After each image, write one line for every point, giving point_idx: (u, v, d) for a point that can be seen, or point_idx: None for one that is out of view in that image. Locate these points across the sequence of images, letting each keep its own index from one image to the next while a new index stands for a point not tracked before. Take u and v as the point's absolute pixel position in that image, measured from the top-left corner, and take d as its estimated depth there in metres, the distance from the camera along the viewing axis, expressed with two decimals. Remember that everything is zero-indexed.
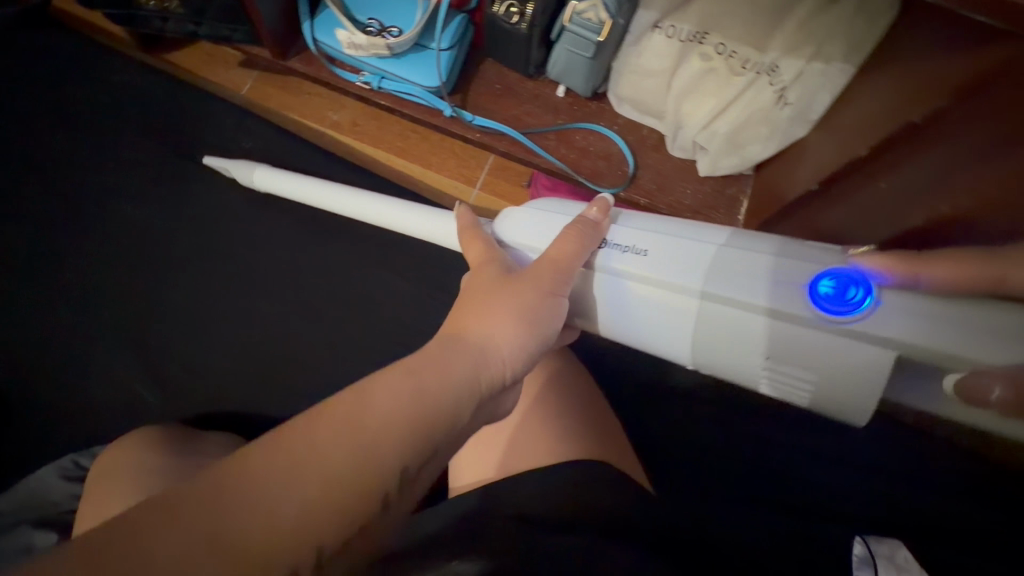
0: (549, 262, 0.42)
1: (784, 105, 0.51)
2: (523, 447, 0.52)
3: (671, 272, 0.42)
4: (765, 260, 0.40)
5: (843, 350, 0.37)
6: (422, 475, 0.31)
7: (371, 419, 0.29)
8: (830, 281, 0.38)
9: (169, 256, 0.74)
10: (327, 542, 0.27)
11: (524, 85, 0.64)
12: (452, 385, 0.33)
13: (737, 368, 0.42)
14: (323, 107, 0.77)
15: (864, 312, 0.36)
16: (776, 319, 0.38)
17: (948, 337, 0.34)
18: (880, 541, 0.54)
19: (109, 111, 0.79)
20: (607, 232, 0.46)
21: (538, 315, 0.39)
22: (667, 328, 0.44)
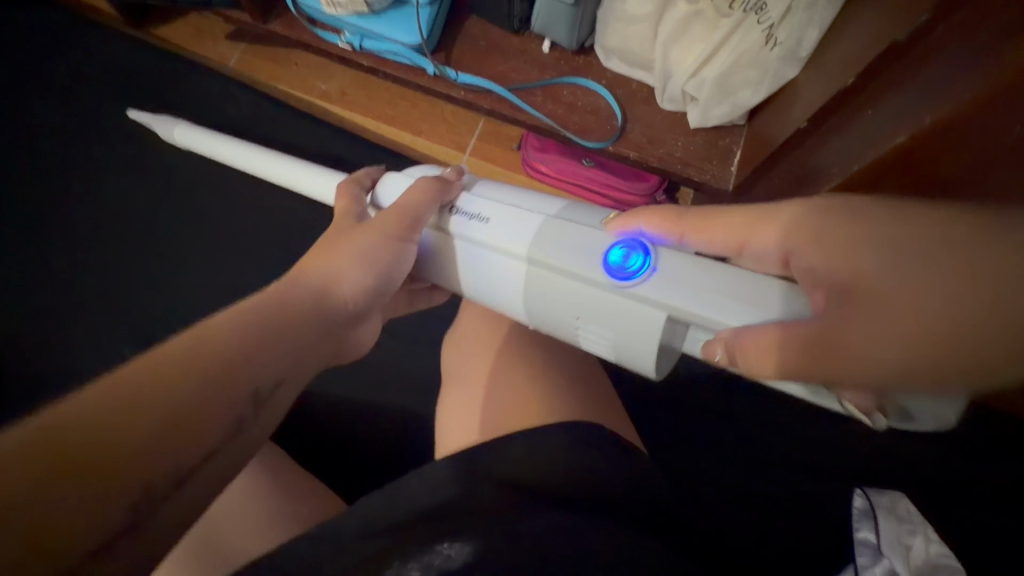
0: (398, 209, 0.42)
1: (774, 45, 0.49)
2: (512, 404, 0.50)
3: (505, 239, 0.41)
4: (582, 230, 0.39)
5: (631, 314, 0.37)
6: (273, 400, 0.33)
7: (211, 346, 0.31)
8: (619, 249, 0.38)
9: (161, 227, 0.75)
10: (177, 461, 0.28)
11: (509, 42, 0.63)
12: (299, 317, 0.36)
13: (555, 329, 0.42)
14: (312, 78, 0.76)
15: (641, 278, 0.37)
16: (580, 286, 0.39)
17: (686, 299, 0.35)
18: (880, 493, 0.54)
19: (98, 84, 0.79)
20: (456, 196, 0.45)
21: (382, 258, 0.41)
22: (494, 290, 0.43)
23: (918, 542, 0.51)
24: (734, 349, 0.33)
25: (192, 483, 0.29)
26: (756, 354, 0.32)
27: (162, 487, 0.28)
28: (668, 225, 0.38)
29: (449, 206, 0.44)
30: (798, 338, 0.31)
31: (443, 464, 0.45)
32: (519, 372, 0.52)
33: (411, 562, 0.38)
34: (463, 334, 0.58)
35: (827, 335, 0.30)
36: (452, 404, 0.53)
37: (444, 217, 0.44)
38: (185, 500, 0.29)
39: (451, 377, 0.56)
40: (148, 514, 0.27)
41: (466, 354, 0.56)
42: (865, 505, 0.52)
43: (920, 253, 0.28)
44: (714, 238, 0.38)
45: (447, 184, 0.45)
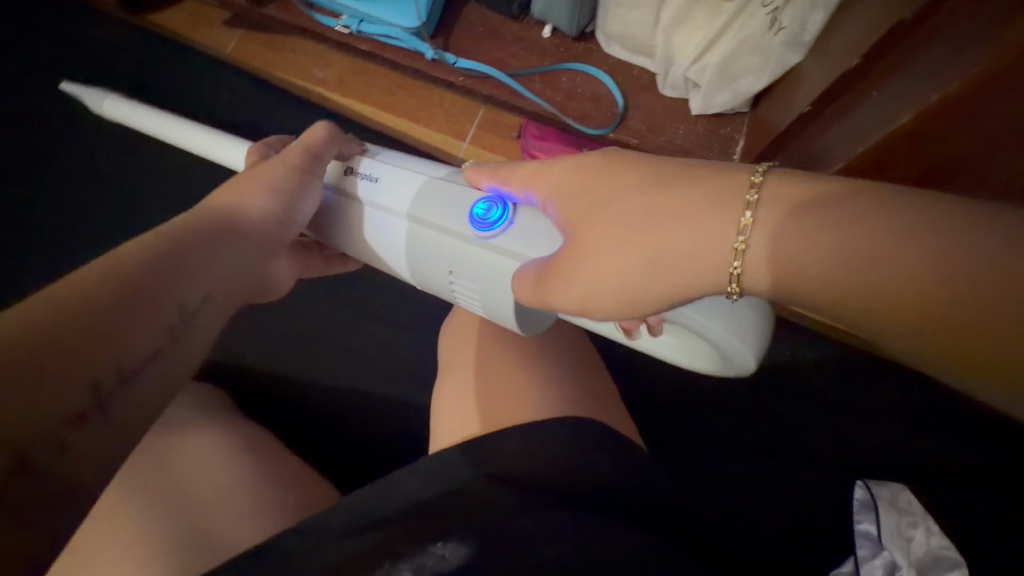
0: (300, 147, 0.42)
1: (778, 29, 0.48)
2: (509, 394, 0.49)
3: (387, 198, 0.41)
4: (456, 188, 0.40)
5: (495, 265, 0.37)
6: (205, 319, 0.33)
7: (119, 259, 0.30)
8: (483, 204, 0.38)
9: (149, 213, 0.73)
10: (96, 372, 0.27)
11: (508, 28, 0.63)
12: (202, 241, 0.34)
13: (434, 285, 0.42)
14: (309, 65, 0.75)
15: (499, 230, 0.37)
16: (450, 238, 0.39)
17: (519, 243, 0.36)
18: (881, 484, 0.53)
19: (91, 68, 0.78)
20: (354, 160, 0.44)
21: (292, 190, 0.40)
22: (377, 249, 0.43)
23: (920, 534, 0.51)
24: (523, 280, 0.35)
25: (140, 382, 0.29)
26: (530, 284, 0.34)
27: (82, 401, 0.26)
28: (534, 173, 0.37)
29: (350, 167, 0.44)
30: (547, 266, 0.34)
31: (446, 455, 0.43)
32: (514, 362, 0.51)
33: (402, 562, 0.38)
34: (457, 323, 0.57)
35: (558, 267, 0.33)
36: (446, 396, 0.52)
37: (341, 179, 0.44)
38: (113, 411, 0.28)
39: (445, 366, 0.55)
40: (64, 433, 0.26)
41: (459, 342, 0.55)
42: (865, 498, 0.53)
43: (690, 204, 0.29)
44: (579, 187, 0.34)
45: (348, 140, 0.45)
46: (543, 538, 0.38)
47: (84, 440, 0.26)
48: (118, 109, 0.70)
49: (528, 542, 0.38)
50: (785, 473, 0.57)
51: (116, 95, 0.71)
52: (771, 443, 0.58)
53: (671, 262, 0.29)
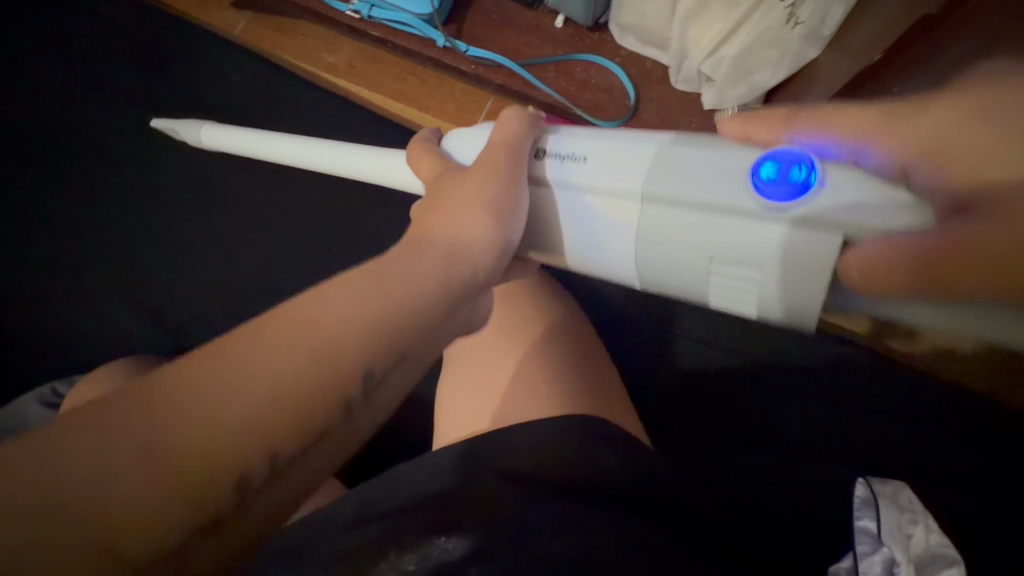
0: (502, 143, 0.38)
1: (796, 24, 0.47)
2: (516, 384, 0.49)
3: (617, 176, 0.37)
4: (719, 155, 0.34)
5: (801, 243, 0.31)
6: (409, 358, 0.31)
7: (323, 319, 0.28)
8: (773, 162, 0.32)
9: (169, 192, 0.75)
10: (281, 447, 0.26)
11: (522, 16, 0.63)
12: (396, 297, 0.30)
13: (682, 284, 0.36)
14: (318, 49, 0.73)
15: (807, 194, 0.31)
16: (727, 217, 0.33)
17: (853, 209, 0.30)
18: (883, 482, 0.54)
19: (110, 45, 0.79)
20: (545, 140, 0.40)
21: (504, 210, 0.36)
22: (608, 236, 0.38)
23: (919, 532, 0.51)
24: (874, 264, 0.29)
25: (293, 471, 0.27)
26: (867, 269, 0.29)
27: (261, 475, 0.26)
28: (841, 112, 0.34)
29: (539, 149, 0.40)
30: (947, 243, 0.27)
31: (449, 452, 0.44)
32: (524, 353, 0.51)
33: (407, 555, 0.37)
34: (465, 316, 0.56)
35: (969, 240, 0.27)
36: (450, 389, 0.52)
37: (533, 165, 0.40)
38: (285, 484, 0.27)
39: (451, 357, 0.54)
40: (246, 502, 0.26)
41: (468, 333, 0.54)
42: (866, 495, 0.53)
43: (963, 146, 0.30)
44: (910, 133, 0.32)
45: (540, 120, 0.41)
46: (541, 532, 0.38)
47: (241, 523, 0.26)
48: (214, 135, 0.66)
49: (521, 533, 0.38)
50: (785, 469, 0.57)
51: (213, 125, 0.68)
52: (773, 436, 0.59)
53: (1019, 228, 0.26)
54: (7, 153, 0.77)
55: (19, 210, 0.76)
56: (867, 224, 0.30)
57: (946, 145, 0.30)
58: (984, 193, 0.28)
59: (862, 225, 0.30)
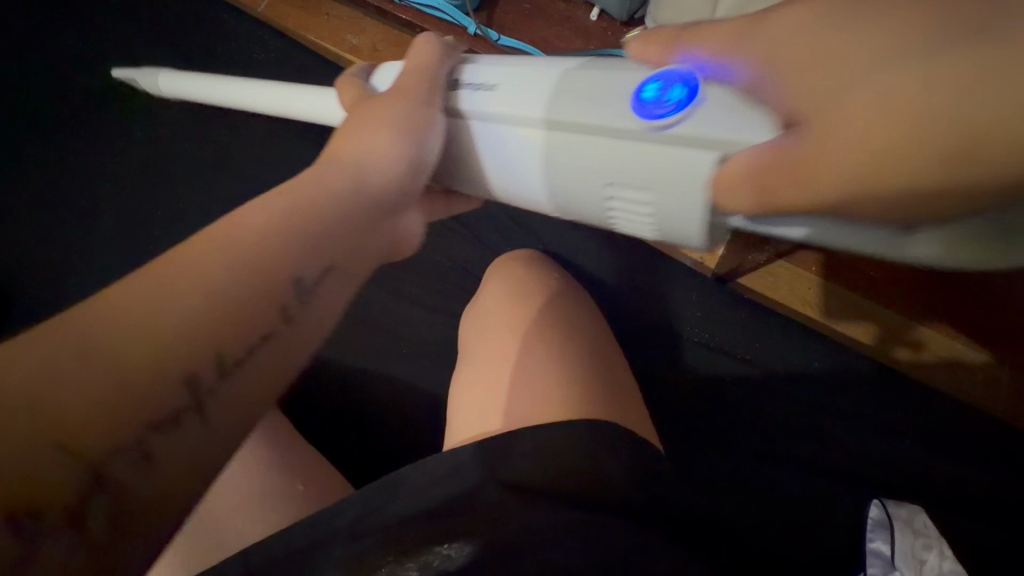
0: (413, 73, 0.41)
1: None
2: (527, 385, 0.48)
3: (515, 101, 0.37)
4: (614, 70, 0.34)
5: (679, 159, 0.31)
6: (344, 272, 0.34)
7: (244, 234, 0.31)
8: (658, 81, 0.32)
9: (187, 169, 0.75)
10: (227, 344, 0.29)
11: (553, 6, 0.62)
12: (320, 208, 0.33)
13: (590, 211, 0.37)
14: (342, 30, 0.71)
15: (683, 110, 0.31)
16: (609, 140, 0.33)
17: (723, 124, 0.29)
18: (898, 504, 0.53)
19: (141, 19, 0.79)
20: (462, 73, 0.41)
21: (418, 129, 0.38)
22: (513, 167, 0.38)
23: (933, 557, 0.50)
24: (739, 179, 0.28)
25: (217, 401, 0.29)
26: (738, 186, 0.28)
27: (155, 419, 0.26)
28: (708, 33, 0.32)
29: (455, 79, 0.41)
30: (796, 155, 0.26)
31: (451, 455, 0.42)
32: (540, 353, 0.50)
33: (410, 561, 0.38)
34: (479, 315, 0.55)
35: (809, 155, 0.25)
36: (464, 388, 0.51)
37: (450, 98, 0.40)
38: (229, 394, 0.29)
39: (466, 353, 0.53)
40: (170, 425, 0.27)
41: (483, 331, 0.53)
42: (881, 517, 0.52)
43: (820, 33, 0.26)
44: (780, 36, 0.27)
45: (454, 50, 0.43)
46: (552, 534, 0.39)
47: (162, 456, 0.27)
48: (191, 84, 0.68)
49: (521, 546, 0.39)
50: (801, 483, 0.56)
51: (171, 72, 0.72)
52: (783, 448, 0.58)
53: (860, 138, 0.24)
54: (37, 122, 0.79)
55: (48, 185, 0.77)
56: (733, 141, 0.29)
57: (802, 48, 0.26)
58: (811, 105, 0.26)
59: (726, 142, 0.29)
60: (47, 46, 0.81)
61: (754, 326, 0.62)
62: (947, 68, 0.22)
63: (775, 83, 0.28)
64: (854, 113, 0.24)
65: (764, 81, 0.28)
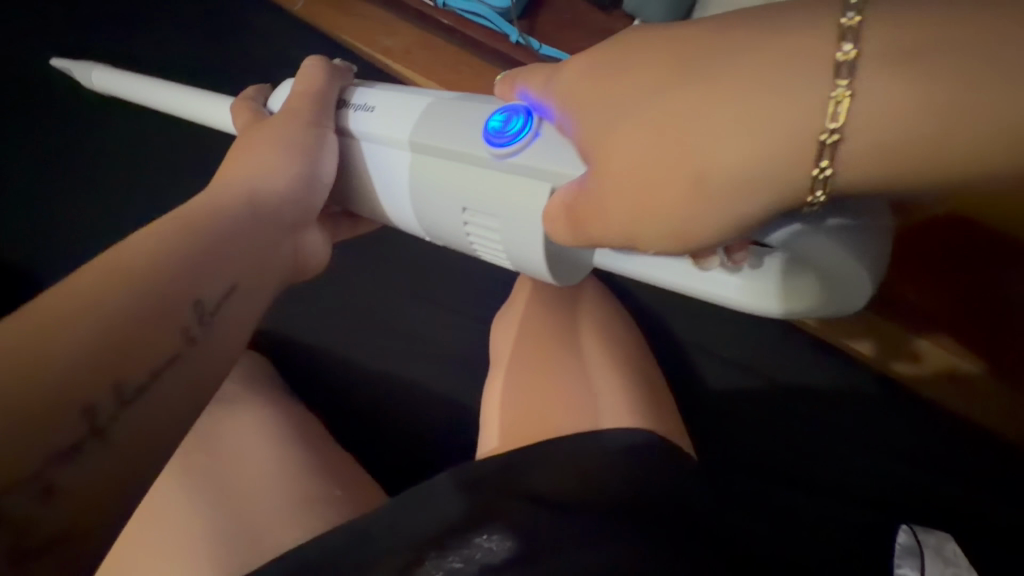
0: (309, 98, 0.44)
1: None
2: (559, 395, 0.48)
3: (390, 127, 0.42)
4: (468, 106, 0.40)
5: (515, 188, 0.37)
6: (250, 289, 0.36)
7: (130, 262, 0.31)
8: (501, 115, 0.38)
9: (208, 164, 0.75)
10: (123, 374, 0.29)
11: (594, 17, 0.62)
12: (218, 226, 0.36)
13: (451, 236, 0.42)
14: (375, 32, 0.71)
15: (522, 142, 0.37)
16: (470, 167, 0.39)
17: (547, 157, 0.36)
18: (928, 531, 0.51)
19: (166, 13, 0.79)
20: (350, 94, 0.46)
21: (312, 153, 0.42)
22: (390, 188, 0.43)
23: None
24: (558, 211, 0.34)
25: (137, 412, 0.29)
26: (560, 218, 0.35)
27: (81, 434, 0.27)
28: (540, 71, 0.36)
29: (344, 100, 0.46)
30: (580, 198, 0.33)
31: (445, 478, 0.41)
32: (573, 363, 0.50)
33: (451, 555, 0.37)
34: (502, 323, 0.55)
35: (589, 198, 0.32)
36: (490, 399, 0.50)
37: (339, 117, 0.45)
38: (128, 423, 0.29)
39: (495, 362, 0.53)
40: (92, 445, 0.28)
41: (509, 341, 0.53)
42: (909, 542, 0.50)
43: (603, 81, 0.31)
44: (574, 82, 0.33)
45: (343, 73, 0.47)
46: (572, 543, 0.36)
47: (84, 475, 0.27)
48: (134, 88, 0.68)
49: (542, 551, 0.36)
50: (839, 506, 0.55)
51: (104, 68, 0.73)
52: (807, 470, 0.57)
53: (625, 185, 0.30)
54: (50, 110, 0.77)
55: (71, 173, 0.75)
56: (547, 174, 0.36)
57: (587, 95, 0.32)
58: (590, 148, 0.32)
59: (545, 175, 0.36)
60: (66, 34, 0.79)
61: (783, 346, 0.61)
62: (658, 118, 0.28)
63: (569, 118, 0.33)
64: (617, 165, 0.30)
65: (567, 120, 0.34)
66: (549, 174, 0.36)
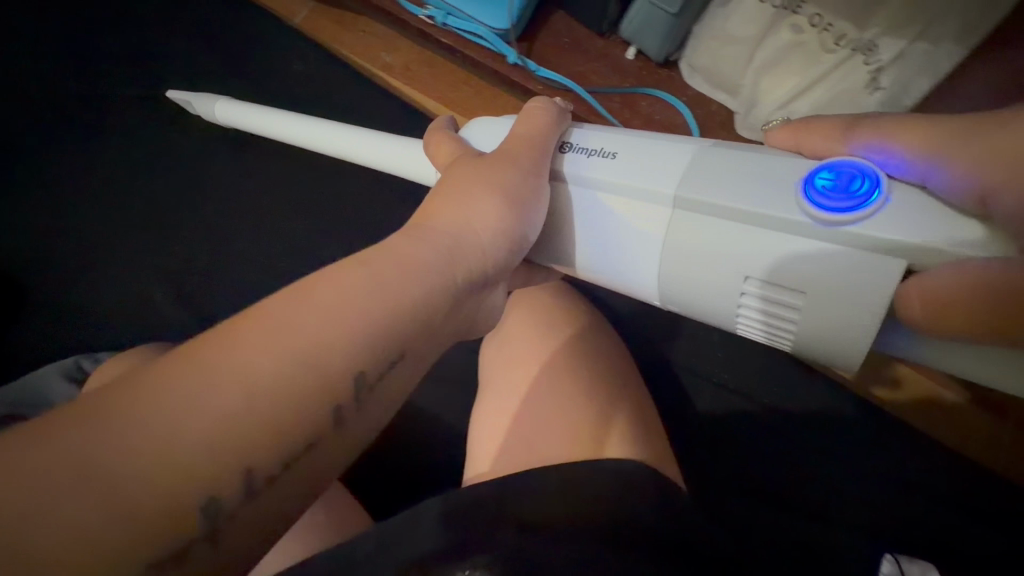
0: (523, 139, 0.40)
1: (875, 90, 0.48)
2: (548, 421, 0.48)
3: (644, 179, 0.38)
4: (757, 160, 0.35)
5: (844, 265, 0.31)
6: (413, 354, 0.34)
7: (311, 323, 0.30)
8: (831, 172, 0.33)
9: (211, 176, 0.75)
10: (259, 464, 0.28)
11: (592, 42, 0.63)
12: (405, 287, 0.33)
13: (705, 303, 0.37)
14: (377, 48, 0.72)
15: (870, 209, 0.31)
16: (755, 231, 0.34)
17: (904, 226, 0.30)
18: (912, 561, 0.53)
19: (167, 23, 0.79)
20: (572, 136, 0.42)
21: (524, 203, 0.38)
22: (621, 243, 0.40)
23: None
24: (935, 293, 0.29)
25: (272, 490, 0.29)
26: (921, 305, 0.29)
27: (206, 516, 0.27)
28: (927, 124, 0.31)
29: (567, 143, 0.42)
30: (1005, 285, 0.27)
31: (428, 507, 0.40)
32: (565, 387, 0.50)
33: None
34: (500, 344, 0.54)
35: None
36: (485, 420, 0.50)
37: (556, 160, 0.41)
38: (260, 504, 0.29)
39: (488, 384, 0.52)
40: (221, 526, 0.28)
41: (505, 361, 0.53)
42: (892, 571, 0.52)
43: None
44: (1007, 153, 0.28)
45: (565, 114, 0.43)
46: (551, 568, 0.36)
47: (233, 537, 0.29)
48: (232, 114, 0.69)
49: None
50: (820, 538, 0.55)
51: (228, 100, 0.70)
52: (797, 498, 0.57)
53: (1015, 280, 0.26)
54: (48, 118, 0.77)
55: (65, 178, 0.75)
56: (892, 246, 0.30)
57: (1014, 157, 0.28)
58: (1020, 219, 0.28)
59: (880, 245, 0.31)
60: (65, 42, 0.79)
61: (774, 371, 0.61)
62: None
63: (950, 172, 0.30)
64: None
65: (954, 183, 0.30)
66: (891, 245, 0.30)
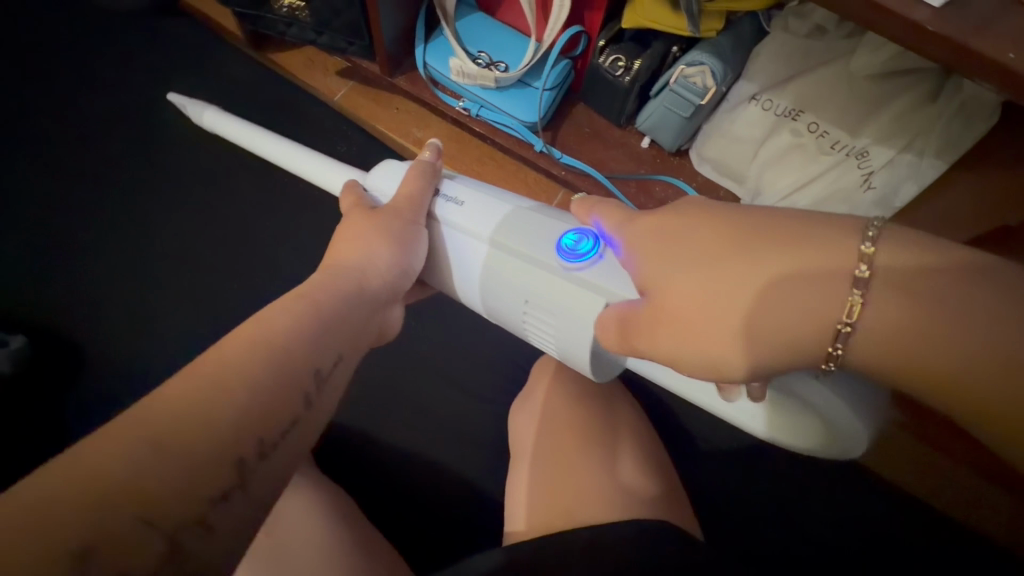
0: (406, 192, 0.47)
1: (869, 188, 0.53)
2: (580, 487, 0.51)
3: (474, 221, 0.45)
4: (547, 218, 0.43)
5: (577, 297, 0.40)
6: (347, 358, 0.40)
7: (281, 333, 0.36)
8: (572, 235, 0.41)
9: (241, 232, 0.78)
10: (266, 432, 0.32)
11: (611, 132, 0.69)
12: (338, 309, 0.40)
13: (509, 319, 0.45)
14: (409, 124, 0.77)
15: (590, 262, 0.40)
16: (536, 270, 0.42)
17: (605, 275, 0.40)
18: None
19: (208, 91, 0.83)
20: (440, 182, 0.49)
21: (408, 242, 0.45)
22: (462, 272, 0.46)
23: None
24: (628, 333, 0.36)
25: (276, 456, 0.33)
26: (610, 331, 0.37)
27: (234, 473, 0.30)
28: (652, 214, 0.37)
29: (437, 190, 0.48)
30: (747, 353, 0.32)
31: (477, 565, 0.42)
32: (589, 453, 0.53)
33: None
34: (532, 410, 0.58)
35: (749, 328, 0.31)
36: (516, 487, 0.53)
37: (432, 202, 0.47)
38: (271, 467, 0.33)
39: (517, 454, 0.56)
40: (245, 478, 0.31)
41: (534, 427, 0.56)
42: None
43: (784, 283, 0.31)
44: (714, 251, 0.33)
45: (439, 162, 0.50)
46: None
47: (229, 510, 0.30)
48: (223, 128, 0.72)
49: None
50: None
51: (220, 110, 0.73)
52: None
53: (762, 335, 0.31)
54: (91, 176, 0.81)
55: (106, 233, 0.79)
56: (607, 291, 0.39)
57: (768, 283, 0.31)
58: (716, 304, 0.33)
59: (603, 291, 0.39)
60: (109, 106, 0.83)
61: None
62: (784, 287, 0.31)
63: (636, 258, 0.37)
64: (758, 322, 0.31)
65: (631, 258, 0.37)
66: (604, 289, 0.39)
